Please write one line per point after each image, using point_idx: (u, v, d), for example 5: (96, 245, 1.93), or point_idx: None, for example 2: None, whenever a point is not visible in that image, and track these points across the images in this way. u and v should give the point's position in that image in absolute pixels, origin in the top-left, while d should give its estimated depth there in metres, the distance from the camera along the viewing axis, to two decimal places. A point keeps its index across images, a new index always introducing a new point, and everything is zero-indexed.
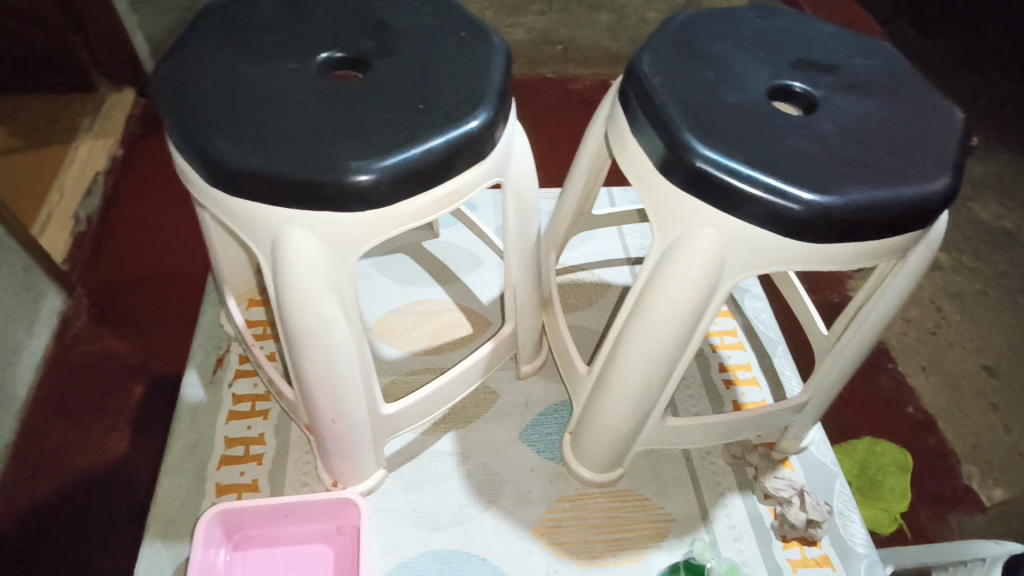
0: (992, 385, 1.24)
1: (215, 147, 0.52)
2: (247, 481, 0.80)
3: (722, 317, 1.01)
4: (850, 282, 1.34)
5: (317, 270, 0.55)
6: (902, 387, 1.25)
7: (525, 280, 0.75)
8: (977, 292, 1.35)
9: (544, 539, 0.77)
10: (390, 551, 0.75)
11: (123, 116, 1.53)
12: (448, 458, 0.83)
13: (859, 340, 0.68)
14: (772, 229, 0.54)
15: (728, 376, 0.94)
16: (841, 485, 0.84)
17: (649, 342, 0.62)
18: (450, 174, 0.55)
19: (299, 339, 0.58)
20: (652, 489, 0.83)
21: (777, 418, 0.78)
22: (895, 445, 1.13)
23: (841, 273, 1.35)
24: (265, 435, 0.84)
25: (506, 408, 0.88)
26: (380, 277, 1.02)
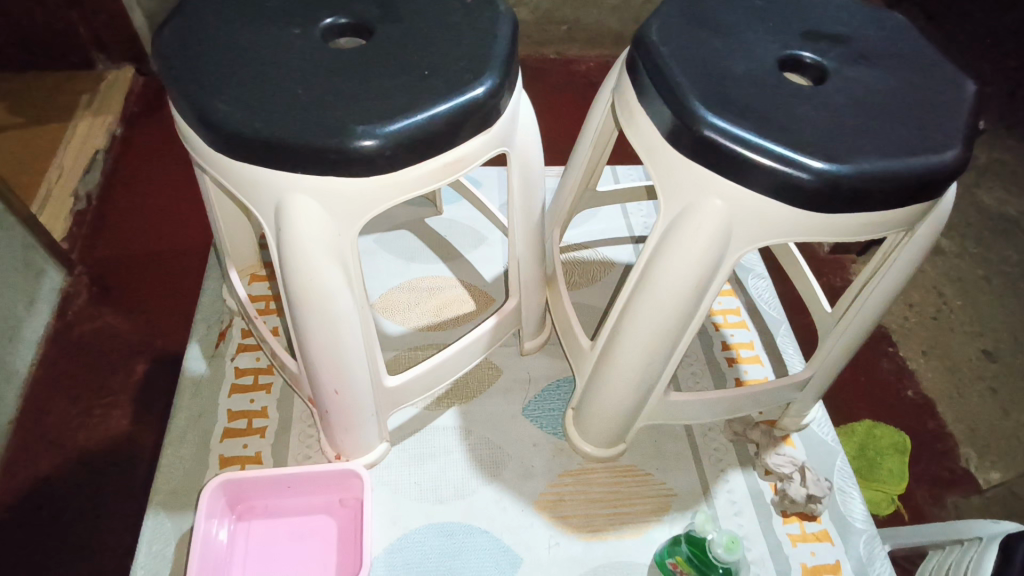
0: (991, 370, 1.21)
1: (217, 111, 0.51)
2: (251, 454, 0.80)
3: (725, 296, 1.01)
4: (853, 266, 1.33)
5: (321, 240, 0.55)
6: (902, 371, 1.30)
7: (529, 255, 0.75)
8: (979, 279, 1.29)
9: (546, 513, 0.78)
10: (393, 524, 0.76)
11: (121, 93, 1.51)
12: (450, 433, 0.83)
13: (864, 315, 0.68)
14: (779, 199, 0.53)
15: (730, 355, 0.94)
16: (842, 462, 0.85)
17: (655, 317, 0.62)
18: (454, 141, 0.55)
19: (302, 310, 0.58)
20: (653, 464, 0.83)
21: (780, 394, 0.78)
22: (893, 428, 1.14)
23: (844, 256, 1.35)
24: (268, 408, 0.84)
25: (508, 384, 0.89)
26: (384, 254, 1.01)
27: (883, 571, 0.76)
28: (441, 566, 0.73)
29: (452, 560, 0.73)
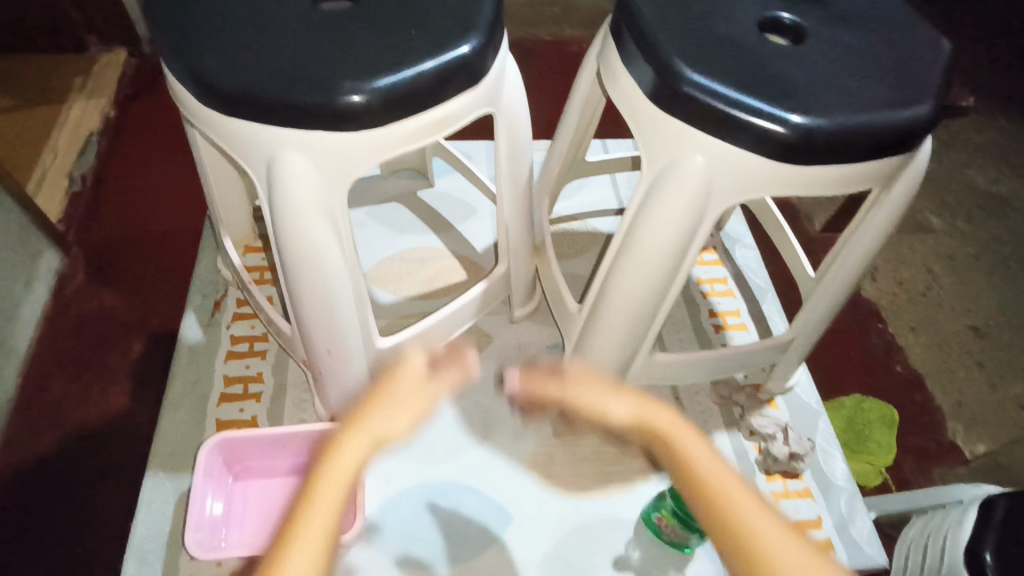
0: (979, 345, 1.28)
1: (209, 68, 0.52)
2: (246, 418, 0.82)
3: (712, 265, 1.02)
4: None
5: (311, 195, 0.56)
6: (891, 346, 1.27)
7: (517, 220, 0.76)
8: (969, 256, 1.39)
9: (535, 472, 0.80)
10: (387, 482, 0.78)
11: (115, 76, 1.51)
12: (442, 398, 0.85)
13: (843, 275, 0.70)
14: (758, 153, 0.55)
15: (717, 322, 0.96)
16: (824, 424, 0.87)
17: (639, 276, 0.63)
18: (441, 99, 0.56)
19: (294, 267, 0.60)
20: None
21: (761, 356, 0.80)
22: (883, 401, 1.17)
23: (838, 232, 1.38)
24: (263, 374, 0.86)
25: (499, 350, 0.90)
26: (375, 226, 1.03)
27: (862, 525, 0.79)
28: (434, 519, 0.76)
29: (444, 515, 0.76)
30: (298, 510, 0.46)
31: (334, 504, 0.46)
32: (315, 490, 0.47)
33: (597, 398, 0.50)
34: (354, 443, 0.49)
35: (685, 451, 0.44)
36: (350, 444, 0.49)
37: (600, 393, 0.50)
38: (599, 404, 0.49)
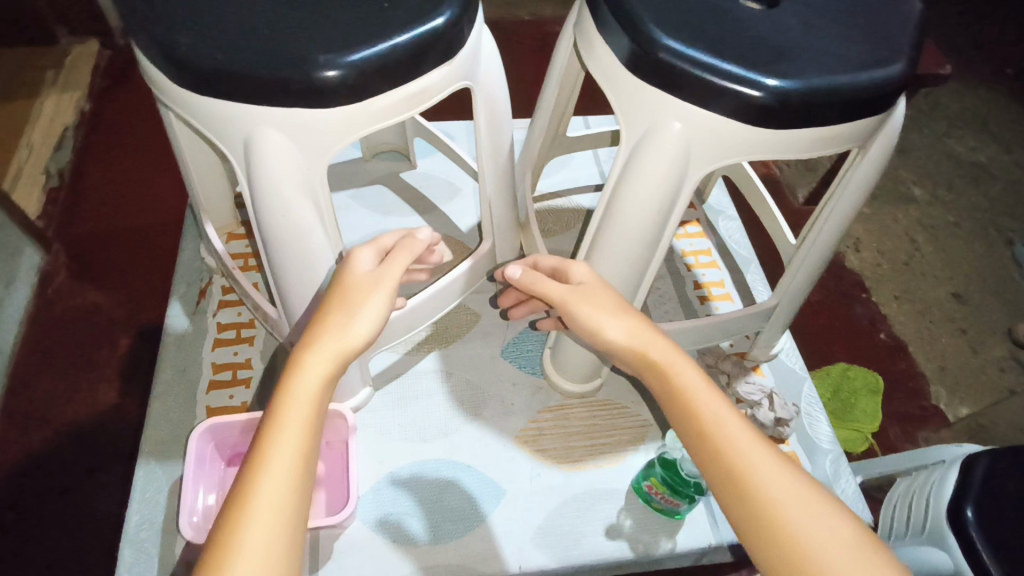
0: (960, 310, 1.30)
1: (180, 46, 0.52)
2: (236, 404, 0.82)
3: (697, 238, 1.03)
4: None
5: (290, 173, 0.56)
6: (875, 315, 1.29)
7: (500, 196, 0.76)
8: (950, 224, 1.42)
9: (527, 447, 0.81)
10: (379, 463, 0.78)
11: (88, 68, 1.48)
12: (432, 376, 0.86)
13: (823, 239, 0.71)
14: (735, 117, 0.55)
15: (702, 293, 0.97)
16: (808, 389, 0.89)
17: (621, 245, 0.63)
18: (418, 72, 0.56)
19: (277, 246, 0.60)
20: (629, 398, 0.86)
21: (744, 324, 0.81)
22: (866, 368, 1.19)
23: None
24: (251, 359, 0.86)
25: (488, 328, 0.91)
26: (359, 208, 1.02)
27: (848, 486, 0.81)
28: (428, 492, 0.77)
29: (438, 491, 0.77)
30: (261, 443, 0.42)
31: (306, 420, 0.43)
32: (281, 407, 0.44)
33: (594, 315, 0.53)
34: (315, 358, 0.46)
35: (679, 383, 0.48)
36: (311, 358, 0.46)
37: (596, 313, 0.53)
38: (597, 322, 0.53)
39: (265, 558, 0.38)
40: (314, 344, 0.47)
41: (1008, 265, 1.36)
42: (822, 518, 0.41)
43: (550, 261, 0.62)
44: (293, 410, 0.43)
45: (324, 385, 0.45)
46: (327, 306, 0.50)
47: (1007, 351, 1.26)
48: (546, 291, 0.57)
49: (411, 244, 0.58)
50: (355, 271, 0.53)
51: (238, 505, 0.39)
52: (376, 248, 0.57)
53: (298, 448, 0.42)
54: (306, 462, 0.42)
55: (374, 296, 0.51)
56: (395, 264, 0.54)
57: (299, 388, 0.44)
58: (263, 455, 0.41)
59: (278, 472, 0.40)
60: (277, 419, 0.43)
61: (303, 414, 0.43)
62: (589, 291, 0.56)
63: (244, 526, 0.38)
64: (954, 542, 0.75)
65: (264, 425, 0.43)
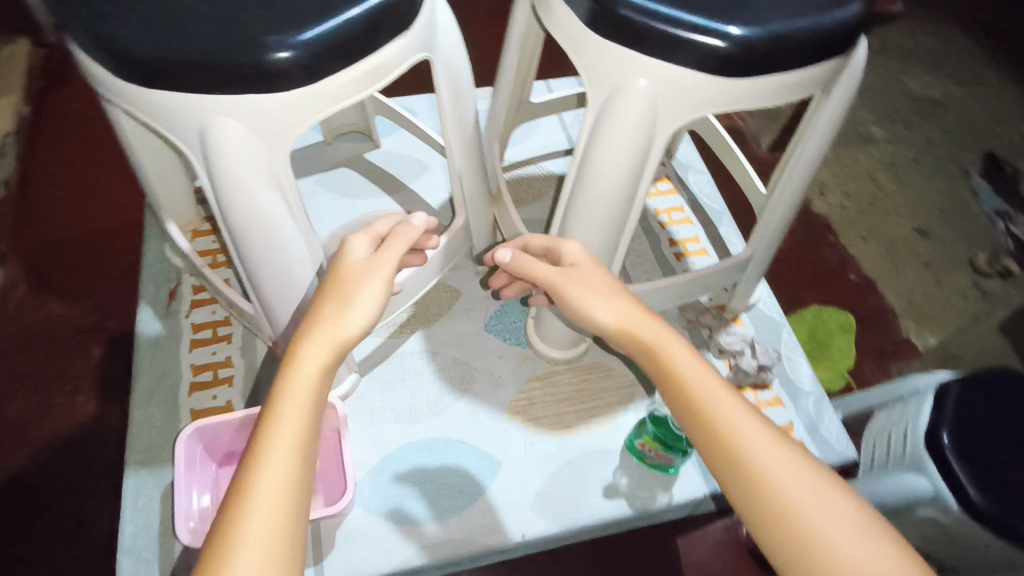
0: (925, 244, 1.34)
1: (119, 37, 0.49)
2: (220, 404, 0.81)
3: (668, 195, 1.03)
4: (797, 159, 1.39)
5: (252, 163, 0.54)
6: (845, 256, 1.31)
7: (470, 169, 0.75)
8: (911, 160, 1.45)
9: (518, 417, 0.81)
10: (373, 447, 0.78)
11: (23, 69, 1.41)
12: (417, 357, 0.85)
13: (793, 186, 0.72)
14: (699, 70, 0.55)
15: (678, 250, 0.97)
16: (787, 334, 0.90)
17: (597, 207, 0.63)
18: (374, 47, 0.54)
19: (246, 240, 0.58)
20: (615, 359, 0.87)
21: (723, 277, 0.82)
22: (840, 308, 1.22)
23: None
24: (231, 357, 0.84)
25: (468, 304, 0.90)
26: (326, 194, 1.00)
27: (831, 425, 0.83)
28: (420, 475, 0.77)
29: (430, 472, 0.77)
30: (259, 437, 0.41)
31: (303, 410, 0.43)
32: (277, 400, 0.43)
33: (583, 295, 0.55)
34: (312, 348, 0.45)
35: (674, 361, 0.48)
36: (307, 349, 0.45)
37: (587, 291, 0.55)
38: (588, 303, 0.54)
39: (268, 545, 0.37)
40: (309, 335, 0.47)
41: (966, 196, 1.39)
42: (823, 492, 0.41)
43: (540, 241, 0.63)
44: (290, 400, 0.43)
45: (320, 376, 0.45)
46: (323, 298, 0.51)
47: (969, 280, 1.30)
48: (536, 272, 0.59)
49: (407, 230, 0.59)
50: (351, 262, 0.54)
51: (238, 499, 0.38)
52: (370, 236, 0.58)
53: (297, 438, 0.41)
54: (306, 451, 0.41)
55: (370, 285, 0.51)
56: (389, 251, 0.55)
57: (295, 380, 0.44)
58: (260, 449, 0.40)
59: (278, 460, 0.40)
60: (273, 411, 0.42)
61: (300, 404, 0.43)
62: (577, 271, 0.57)
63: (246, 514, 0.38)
64: (932, 466, 0.78)
65: (260, 419, 0.42)
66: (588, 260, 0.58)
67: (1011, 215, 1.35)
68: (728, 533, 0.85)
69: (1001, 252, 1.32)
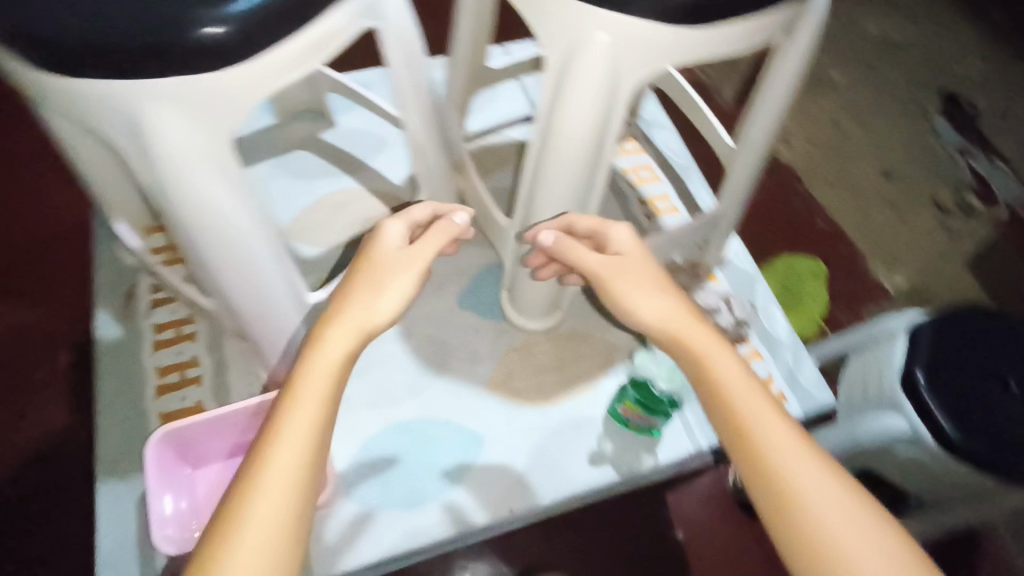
0: (890, 186, 1.35)
1: (30, 22, 0.45)
2: (191, 405, 0.78)
3: (635, 154, 1.01)
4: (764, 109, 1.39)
5: (194, 152, 0.51)
6: (814, 204, 1.32)
7: (430, 142, 0.72)
8: (873, 103, 1.45)
9: (499, 391, 0.80)
10: (353, 435, 0.77)
11: None
12: (392, 338, 0.83)
13: (759, 136, 0.71)
14: (657, 20, 0.53)
15: (649, 209, 0.96)
16: (762, 287, 0.90)
17: (561, 173, 0.62)
18: (311, 17, 0.50)
19: (197, 233, 0.55)
20: (593, 325, 0.86)
21: (694, 234, 0.82)
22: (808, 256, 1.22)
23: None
24: (198, 356, 0.81)
25: (439, 280, 0.88)
26: (283, 177, 0.96)
27: (809, 373, 0.84)
28: (412, 475, 0.75)
29: (428, 473, 0.75)
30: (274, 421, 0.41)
31: (320, 394, 0.42)
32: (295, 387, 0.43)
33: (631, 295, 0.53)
34: (336, 332, 0.45)
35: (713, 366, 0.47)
36: (332, 333, 0.45)
37: (632, 279, 0.54)
38: (632, 301, 0.52)
39: (276, 521, 0.38)
40: (336, 321, 0.46)
41: (927, 136, 1.39)
42: (845, 506, 0.42)
43: (586, 224, 0.60)
44: (309, 383, 0.43)
45: (342, 363, 0.44)
46: (352, 283, 0.49)
47: (934, 219, 1.31)
48: (576, 250, 0.57)
49: (448, 226, 0.55)
50: (387, 248, 0.52)
51: (249, 476, 0.39)
52: (408, 223, 0.56)
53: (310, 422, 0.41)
54: (320, 439, 0.41)
55: (401, 277, 0.50)
56: (425, 245, 0.53)
57: (317, 362, 0.43)
58: (272, 434, 0.41)
59: (290, 440, 0.40)
60: (290, 393, 0.42)
61: (317, 394, 0.42)
62: (627, 261, 0.55)
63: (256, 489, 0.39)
64: (908, 405, 0.79)
65: (279, 400, 0.43)
66: (635, 248, 0.57)
67: (973, 152, 1.37)
68: (717, 483, 0.84)
69: (964, 189, 1.34)
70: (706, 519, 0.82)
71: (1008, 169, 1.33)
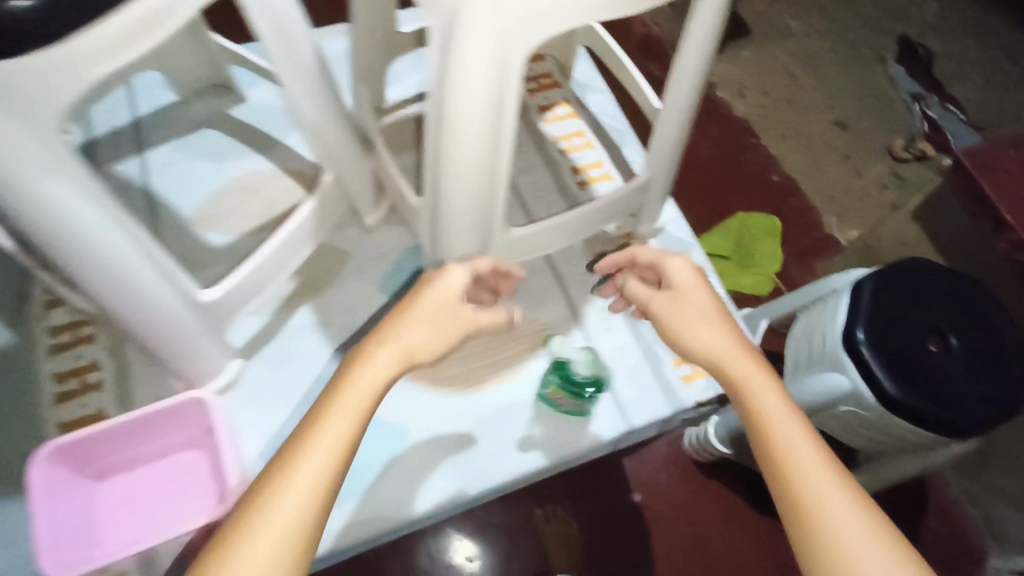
0: (843, 138, 1.32)
1: None
2: (93, 413, 0.73)
3: (566, 119, 0.96)
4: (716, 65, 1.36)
5: (17, 145, 0.44)
6: (767, 159, 1.29)
7: (325, 118, 0.66)
8: (827, 52, 1.41)
9: (423, 380, 0.76)
10: (268, 434, 0.73)
11: None
12: (308, 330, 0.79)
13: (681, 96, 0.66)
14: None
15: (582, 178, 0.91)
16: (698, 255, 0.88)
17: (462, 146, 0.57)
18: None
19: (41, 236, 0.49)
20: (522, 304, 0.82)
21: (626, 203, 0.78)
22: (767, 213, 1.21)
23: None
24: (98, 360, 0.75)
25: (360, 264, 0.83)
26: (188, 160, 0.89)
27: None
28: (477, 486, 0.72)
29: (388, 479, 0.71)
30: (308, 429, 0.43)
31: (355, 414, 0.44)
32: (332, 404, 0.44)
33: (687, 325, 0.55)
34: (382, 355, 0.47)
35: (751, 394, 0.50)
36: (376, 356, 0.47)
37: (690, 315, 0.55)
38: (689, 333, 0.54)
39: (286, 530, 0.39)
40: (383, 345, 0.48)
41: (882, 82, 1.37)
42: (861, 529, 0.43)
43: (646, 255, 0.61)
44: (343, 404, 0.44)
45: (382, 388, 0.46)
46: (401, 312, 0.50)
47: (886, 169, 1.29)
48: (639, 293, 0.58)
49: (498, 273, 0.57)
50: (440, 288, 0.52)
51: (272, 479, 0.41)
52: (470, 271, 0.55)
53: (338, 441, 0.42)
54: (344, 458, 0.42)
55: (445, 314, 0.51)
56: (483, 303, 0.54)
57: (357, 381, 0.45)
58: (302, 444, 0.42)
59: (315, 455, 0.41)
60: (326, 409, 0.44)
61: (349, 413, 0.44)
62: (678, 300, 0.56)
63: (276, 496, 0.40)
64: (849, 363, 0.77)
65: (317, 409, 0.44)
66: (691, 286, 0.57)
67: (927, 97, 1.31)
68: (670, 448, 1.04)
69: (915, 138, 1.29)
70: (671, 480, 0.98)
71: (963, 116, 1.26)
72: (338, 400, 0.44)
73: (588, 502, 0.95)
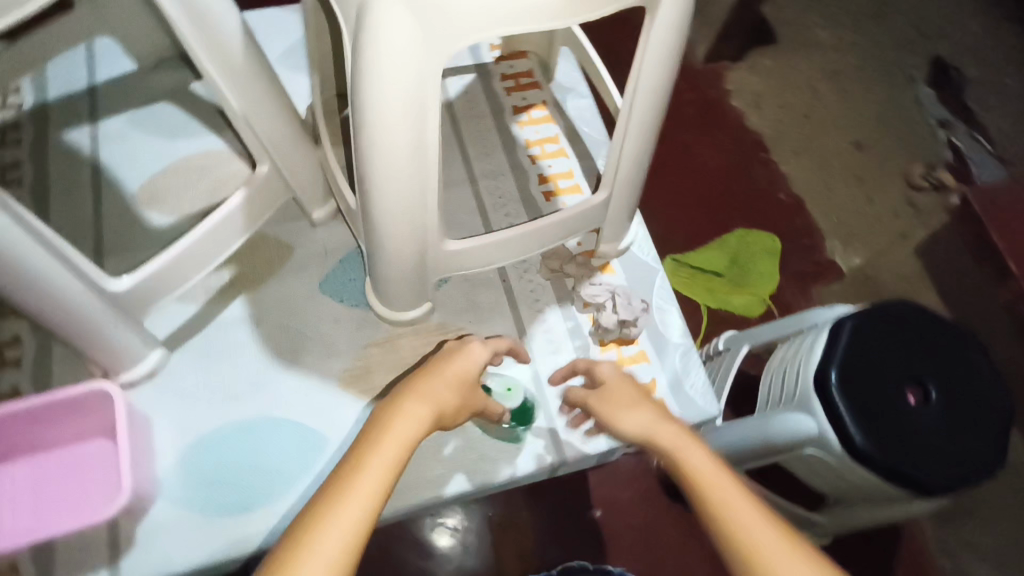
0: (858, 159, 1.24)
1: None
2: (6, 390, 0.71)
3: (542, 123, 0.91)
4: (727, 75, 1.29)
5: None
6: (774, 175, 1.20)
7: (257, 110, 0.62)
8: (853, 67, 1.34)
9: (352, 389, 0.73)
10: (183, 431, 0.70)
11: None
12: (238, 325, 0.75)
13: (639, 116, 0.61)
14: None
15: (548, 188, 0.86)
16: (662, 280, 0.83)
17: (382, 156, 0.52)
18: None
19: None
20: (465, 318, 0.78)
21: (583, 220, 0.72)
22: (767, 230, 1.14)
23: (718, 64, 1.30)
24: (20, 336, 0.73)
25: (302, 259, 0.79)
26: (139, 133, 0.85)
27: (697, 379, 0.77)
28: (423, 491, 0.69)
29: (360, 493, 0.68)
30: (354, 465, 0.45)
31: (398, 457, 0.46)
32: (371, 448, 0.46)
33: (614, 412, 0.57)
34: (414, 408, 0.49)
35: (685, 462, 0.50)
36: (410, 407, 0.49)
37: (618, 406, 0.57)
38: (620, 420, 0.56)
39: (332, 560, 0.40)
40: (413, 399, 0.50)
41: (909, 104, 1.29)
42: None
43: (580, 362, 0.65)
44: (383, 449, 0.46)
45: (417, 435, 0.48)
46: (424, 375, 0.53)
47: (902, 195, 1.21)
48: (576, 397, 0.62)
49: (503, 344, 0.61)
50: (454, 363, 0.55)
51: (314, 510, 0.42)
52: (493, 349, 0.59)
53: (383, 476, 0.44)
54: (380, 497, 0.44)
55: (455, 384, 0.54)
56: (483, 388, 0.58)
57: (395, 431, 0.47)
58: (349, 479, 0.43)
59: (358, 493, 0.43)
60: (365, 453, 0.45)
61: (388, 456, 0.45)
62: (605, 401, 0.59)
63: (325, 521, 0.41)
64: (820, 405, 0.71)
65: (355, 453, 0.46)
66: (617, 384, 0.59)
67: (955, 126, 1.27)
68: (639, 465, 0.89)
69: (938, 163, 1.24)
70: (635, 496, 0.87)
71: (989, 145, 1.24)
72: (379, 442, 0.46)
73: (542, 509, 0.86)
